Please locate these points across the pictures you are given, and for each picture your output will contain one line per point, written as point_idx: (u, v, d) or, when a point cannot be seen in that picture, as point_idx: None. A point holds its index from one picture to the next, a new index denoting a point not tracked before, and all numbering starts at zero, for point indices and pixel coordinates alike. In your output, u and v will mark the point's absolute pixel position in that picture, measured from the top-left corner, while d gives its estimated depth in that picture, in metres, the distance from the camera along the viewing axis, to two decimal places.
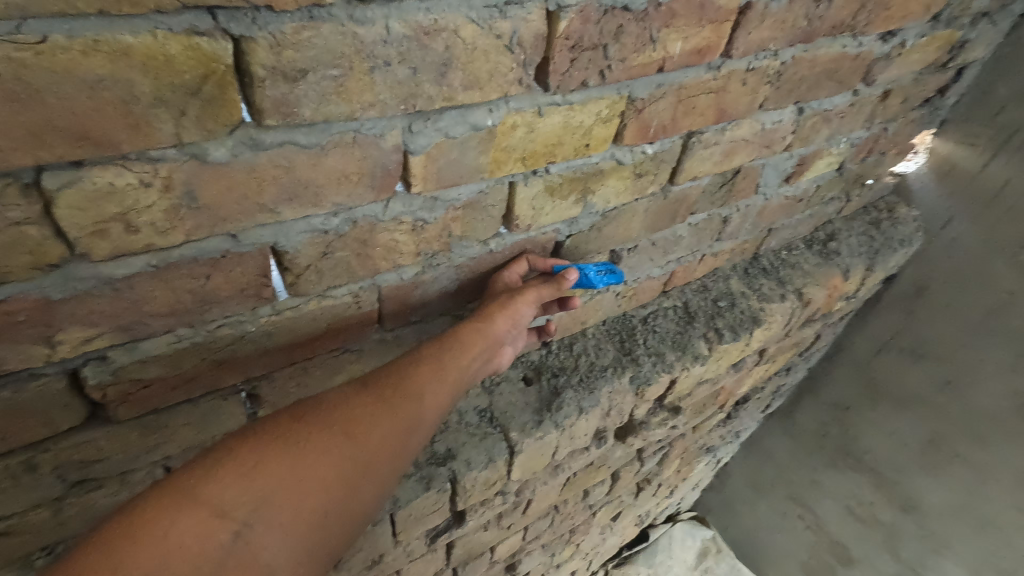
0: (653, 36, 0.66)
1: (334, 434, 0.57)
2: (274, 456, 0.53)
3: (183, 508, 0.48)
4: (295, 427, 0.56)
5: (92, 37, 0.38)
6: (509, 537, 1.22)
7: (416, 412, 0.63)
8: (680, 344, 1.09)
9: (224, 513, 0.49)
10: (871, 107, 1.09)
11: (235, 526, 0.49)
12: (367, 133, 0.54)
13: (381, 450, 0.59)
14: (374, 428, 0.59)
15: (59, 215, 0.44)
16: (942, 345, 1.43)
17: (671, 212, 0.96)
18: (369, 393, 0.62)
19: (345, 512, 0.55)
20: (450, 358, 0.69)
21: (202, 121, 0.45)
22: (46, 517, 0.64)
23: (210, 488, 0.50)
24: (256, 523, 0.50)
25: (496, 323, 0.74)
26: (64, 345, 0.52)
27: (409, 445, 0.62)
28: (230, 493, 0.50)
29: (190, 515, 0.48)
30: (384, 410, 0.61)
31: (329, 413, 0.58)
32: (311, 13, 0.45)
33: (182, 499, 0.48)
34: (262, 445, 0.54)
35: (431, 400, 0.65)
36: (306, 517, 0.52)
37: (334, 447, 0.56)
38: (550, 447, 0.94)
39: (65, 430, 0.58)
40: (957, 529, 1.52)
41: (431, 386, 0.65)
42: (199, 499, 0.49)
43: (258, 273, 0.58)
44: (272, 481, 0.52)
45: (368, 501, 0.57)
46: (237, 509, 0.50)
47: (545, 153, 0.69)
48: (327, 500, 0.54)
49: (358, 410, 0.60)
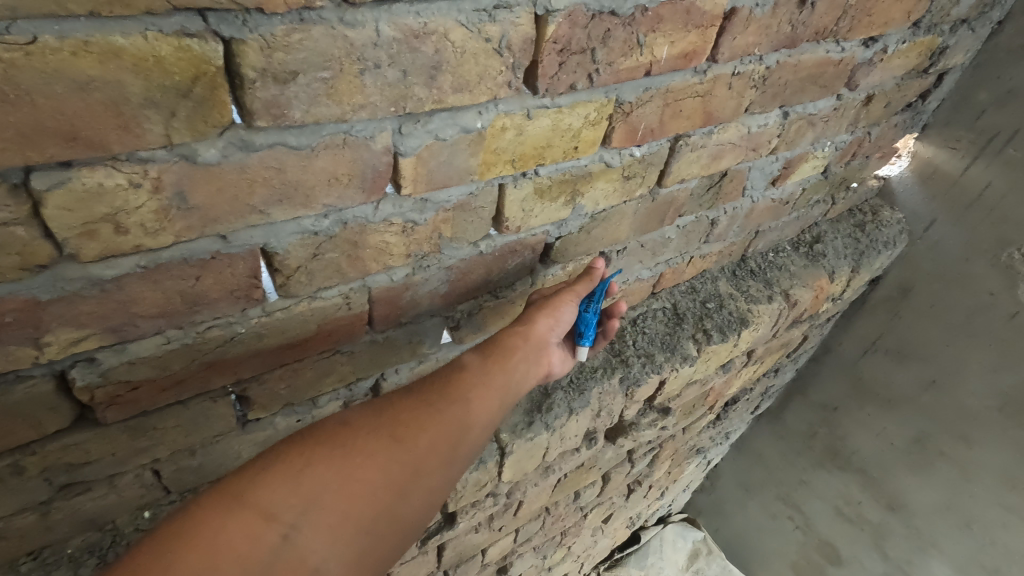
0: (640, 40, 0.67)
1: (381, 438, 0.60)
2: (322, 460, 0.56)
3: (232, 512, 0.50)
4: (344, 432, 0.59)
5: (83, 38, 0.38)
6: (501, 539, 1.22)
7: (460, 417, 0.65)
8: (670, 345, 1.10)
9: (273, 516, 0.51)
10: (854, 111, 1.11)
11: (283, 529, 0.51)
12: (357, 135, 0.55)
13: (428, 454, 0.61)
14: (421, 433, 0.62)
15: (48, 216, 0.44)
16: (925, 346, 1.46)
17: (660, 214, 0.97)
18: (413, 397, 0.65)
19: (393, 515, 0.57)
20: (493, 364, 0.71)
21: (193, 123, 0.46)
22: (33, 521, 0.64)
23: (259, 492, 0.52)
24: (303, 525, 0.52)
25: (538, 325, 0.75)
26: (52, 347, 0.51)
27: (457, 450, 0.64)
28: (278, 497, 0.52)
29: (240, 518, 0.50)
30: (429, 414, 0.64)
31: (375, 418, 0.61)
32: (302, 15, 0.45)
33: (230, 503, 0.51)
34: (311, 450, 0.56)
35: (476, 405, 0.67)
36: (354, 520, 0.54)
37: (382, 451, 0.59)
38: (541, 448, 0.94)
39: (52, 433, 0.58)
40: (942, 527, 1.54)
41: (476, 392, 0.68)
42: (248, 502, 0.51)
43: (248, 274, 0.58)
44: (320, 484, 0.54)
45: (416, 506, 0.59)
46: (284, 512, 0.52)
47: (534, 155, 0.70)
48: (374, 503, 0.56)
49: (405, 416, 0.62)
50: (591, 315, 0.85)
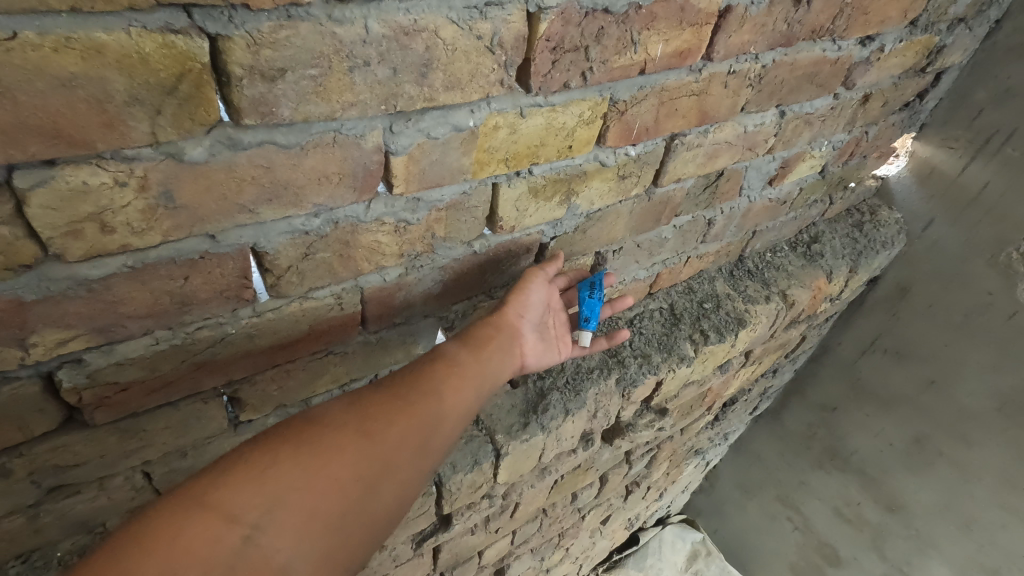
0: (634, 38, 0.67)
1: (349, 434, 0.59)
2: (286, 458, 0.54)
3: (190, 515, 0.48)
4: (309, 429, 0.58)
5: (64, 34, 0.38)
6: (498, 541, 1.22)
7: (431, 411, 0.65)
8: (666, 345, 1.10)
9: (234, 517, 0.49)
10: (851, 110, 1.11)
11: (245, 530, 0.49)
12: (347, 133, 0.54)
13: (398, 449, 0.61)
14: (391, 427, 0.61)
15: (32, 215, 0.44)
16: (924, 345, 1.45)
17: (656, 214, 0.96)
18: (382, 392, 0.64)
19: (362, 511, 0.56)
20: (466, 357, 0.72)
21: (179, 121, 0.45)
22: (22, 524, 0.63)
23: (220, 494, 0.50)
24: (267, 526, 0.50)
25: (507, 312, 0.80)
26: (38, 348, 0.51)
27: (428, 444, 0.64)
28: (240, 497, 0.51)
29: (198, 521, 0.48)
30: (399, 408, 0.63)
31: (343, 414, 0.61)
32: (290, 12, 0.45)
33: (189, 506, 0.48)
34: (274, 449, 0.55)
35: (447, 398, 0.67)
36: (321, 517, 0.53)
37: (351, 446, 0.58)
38: (536, 449, 0.93)
39: (40, 435, 0.57)
40: (942, 528, 1.54)
41: (447, 385, 0.68)
42: (206, 504, 0.49)
43: (238, 274, 0.57)
44: (285, 483, 0.53)
45: (386, 501, 0.59)
46: (247, 513, 0.50)
47: (528, 154, 0.69)
48: (342, 500, 0.55)
49: (374, 410, 0.62)
50: (595, 302, 0.88)
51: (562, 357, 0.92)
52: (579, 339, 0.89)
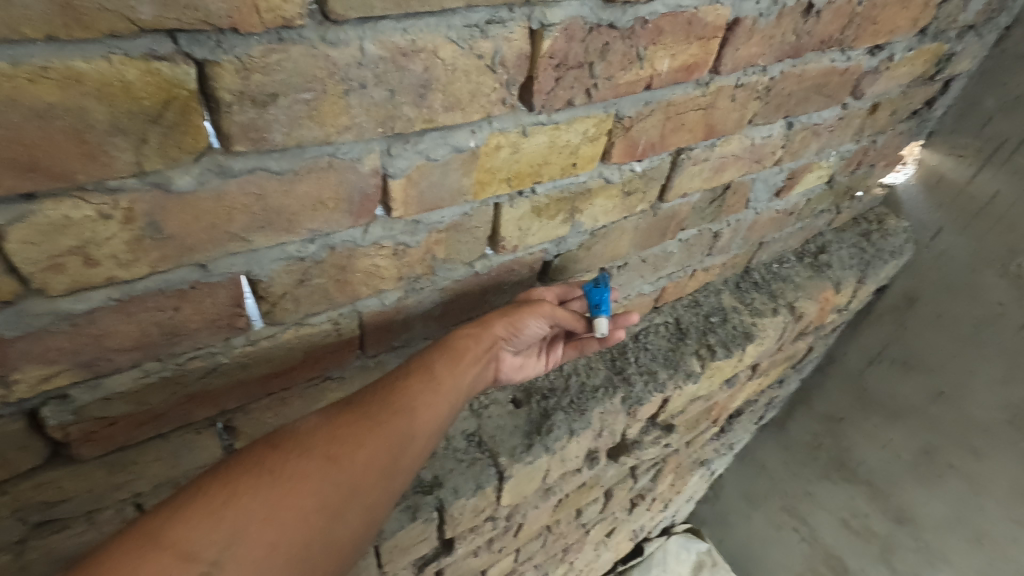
0: (640, 53, 0.64)
1: (314, 459, 0.56)
2: (248, 489, 0.52)
3: (145, 554, 0.46)
4: (272, 456, 0.56)
5: (40, 64, 0.36)
6: (500, 560, 1.19)
7: (404, 429, 0.62)
8: (672, 361, 1.07)
9: (192, 554, 0.48)
10: (860, 120, 1.09)
11: (204, 566, 0.48)
12: (343, 158, 0.52)
13: (367, 471, 0.59)
14: (359, 449, 0.59)
15: (10, 250, 0.41)
16: (932, 356, 1.43)
17: (661, 228, 0.94)
18: (353, 411, 0.61)
19: (327, 538, 0.55)
20: (442, 368, 0.68)
21: (165, 149, 0.43)
22: (8, 561, 0.61)
23: (177, 530, 0.48)
24: (227, 561, 0.49)
25: (492, 329, 0.73)
26: (20, 385, 0.49)
27: (399, 462, 0.61)
28: (198, 533, 0.49)
29: (153, 561, 0.46)
30: (369, 428, 0.60)
31: (309, 438, 0.58)
32: (281, 34, 0.42)
33: (145, 544, 0.47)
34: (234, 479, 0.53)
35: (423, 413, 0.64)
36: (284, 549, 0.52)
37: (315, 472, 0.56)
38: (540, 471, 0.91)
39: (24, 472, 0.55)
40: (952, 542, 1.50)
41: (422, 399, 0.64)
42: (163, 543, 0.47)
43: (230, 303, 0.55)
44: (246, 516, 0.51)
45: (354, 525, 0.57)
46: (206, 549, 0.48)
47: (530, 173, 0.67)
48: (307, 530, 0.53)
49: (341, 432, 0.59)
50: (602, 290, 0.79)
51: (550, 365, 0.90)
52: (596, 330, 0.80)
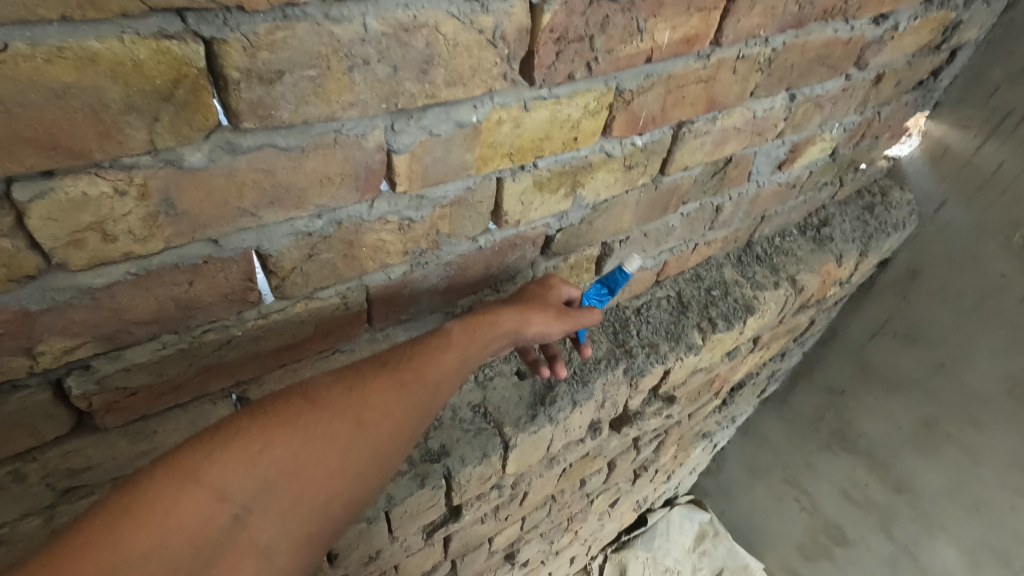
0: (640, 26, 0.65)
1: (345, 421, 0.58)
2: (282, 441, 0.55)
3: (184, 491, 0.49)
4: (308, 411, 0.57)
5: (56, 44, 0.37)
6: (506, 528, 1.22)
7: (427, 401, 0.64)
8: (674, 334, 1.09)
9: (226, 497, 0.51)
10: (864, 91, 1.08)
11: (235, 509, 0.51)
12: (348, 134, 0.53)
13: (389, 439, 0.61)
14: (387, 417, 0.61)
15: (33, 226, 0.43)
16: (935, 328, 1.45)
17: (663, 203, 0.95)
18: (385, 375, 0.63)
19: (347, 497, 0.57)
20: (468, 342, 0.69)
21: (177, 127, 0.44)
22: (38, 525, 0.64)
23: (213, 471, 0.51)
24: (255, 508, 0.52)
25: (532, 325, 0.75)
26: (46, 356, 0.51)
27: (416, 432, 0.63)
28: (231, 477, 0.51)
29: (191, 498, 0.49)
30: (397, 397, 0.62)
31: (341, 399, 0.59)
32: (285, 12, 0.43)
33: (184, 479, 0.50)
34: (270, 429, 0.55)
35: (444, 387, 0.66)
36: (307, 503, 0.54)
37: (345, 434, 0.58)
38: (544, 440, 0.94)
39: (53, 439, 0.58)
40: (950, 509, 1.55)
41: (446, 372, 0.66)
42: (200, 481, 0.50)
43: (242, 277, 0.57)
44: (277, 467, 0.54)
45: (371, 487, 0.59)
46: (239, 493, 0.51)
47: (532, 148, 0.68)
48: (329, 488, 0.56)
49: (374, 397, 0.61)
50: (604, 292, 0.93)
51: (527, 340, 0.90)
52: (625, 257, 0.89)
